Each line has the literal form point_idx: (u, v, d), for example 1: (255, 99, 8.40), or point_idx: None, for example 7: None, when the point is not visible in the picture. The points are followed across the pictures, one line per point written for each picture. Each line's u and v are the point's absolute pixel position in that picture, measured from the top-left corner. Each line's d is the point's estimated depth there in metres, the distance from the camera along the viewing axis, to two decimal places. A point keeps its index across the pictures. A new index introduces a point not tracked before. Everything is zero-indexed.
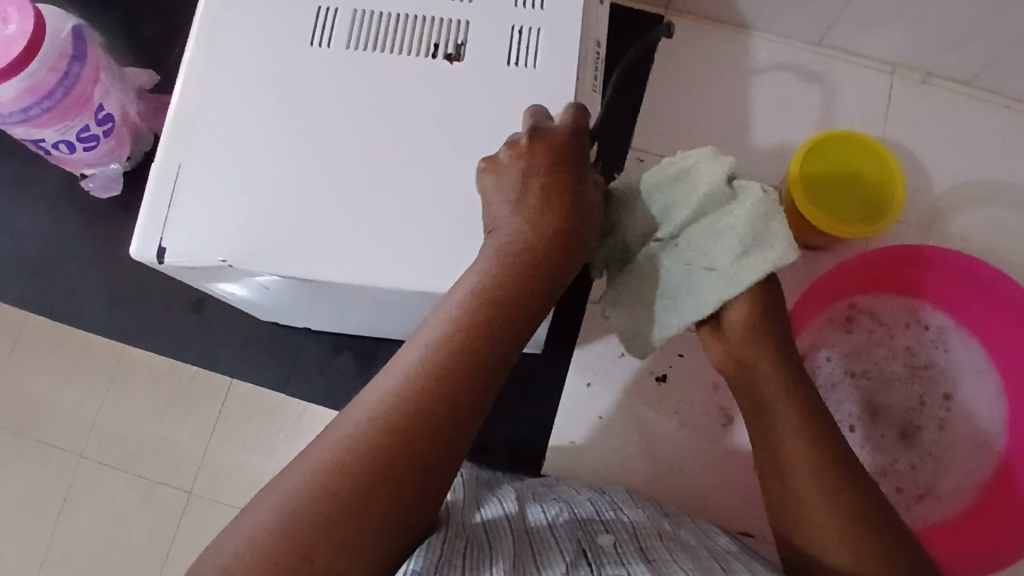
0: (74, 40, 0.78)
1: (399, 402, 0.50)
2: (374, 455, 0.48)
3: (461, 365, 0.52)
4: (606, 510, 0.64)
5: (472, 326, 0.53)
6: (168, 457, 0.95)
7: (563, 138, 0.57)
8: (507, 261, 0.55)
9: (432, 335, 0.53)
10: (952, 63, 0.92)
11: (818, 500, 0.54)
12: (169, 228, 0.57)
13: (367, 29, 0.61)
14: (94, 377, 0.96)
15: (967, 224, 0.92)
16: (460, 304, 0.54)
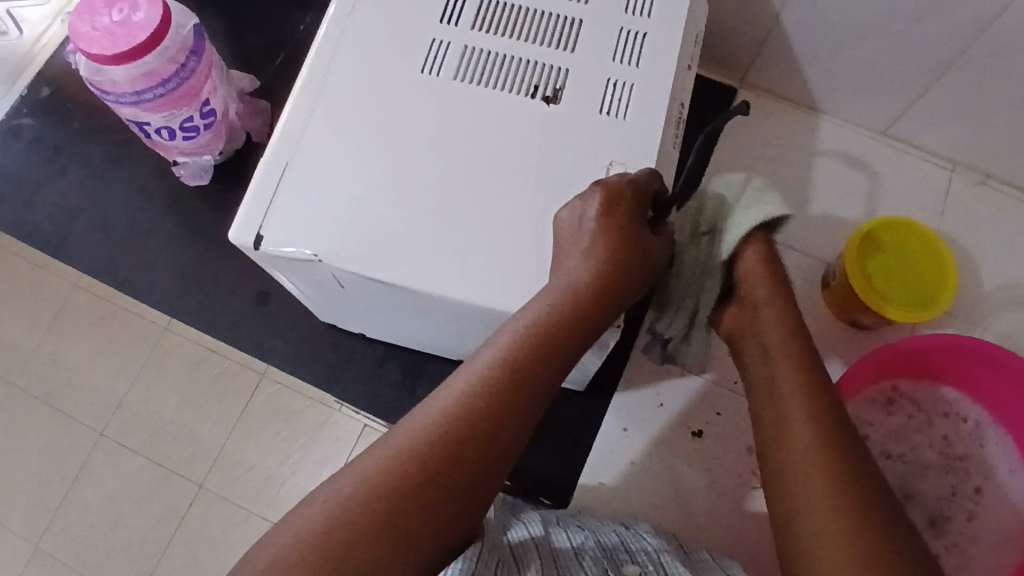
0: (194, 38, 0.85)
1: (468, 402, 0.53)
2: (439, 449, 0.50)
3: (528, 371, 0.54)
4: (629, 540, 0.65)
5: (543, 335, 0.55)
6: (186, 447, 0.97)
7: (645, 181, 0.60)
8: (581, 278, 0.57)
9: (496, 355, 0.55)
10: (1010, 169, 0.95)
11: (825, 508, 0.52)
12: (269, 218, 0.62)
13: (474, 65, 0.66)
14: (129, 361, 1.00)
15: (1013, 327, 0.94)
16: (536, 316, 0.56)
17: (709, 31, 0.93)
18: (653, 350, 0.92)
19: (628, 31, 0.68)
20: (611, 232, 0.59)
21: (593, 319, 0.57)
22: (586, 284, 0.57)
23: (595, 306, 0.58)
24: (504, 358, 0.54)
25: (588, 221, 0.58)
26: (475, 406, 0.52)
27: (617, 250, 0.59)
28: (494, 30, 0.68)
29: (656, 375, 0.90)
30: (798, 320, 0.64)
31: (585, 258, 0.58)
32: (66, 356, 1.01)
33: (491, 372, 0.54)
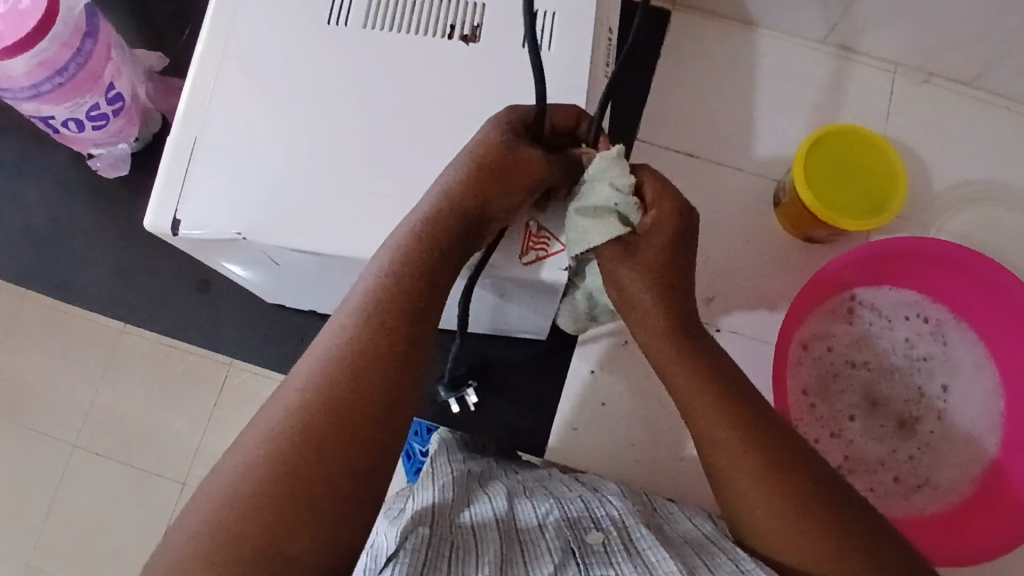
0: (87, 17, 0.78)
1: (347, 340, 0.49)
2: (328, 393, 0.47)
3: (402, 296, 0.51)
4: (595, 506, 0.62)
5: (411, 259, 0.52)
6: (160, 447, 0.94)
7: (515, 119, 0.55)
8: (443, 206, 0.53)
9: (362, 293, 0.51)
10: (952, 64, 0.94)
11: (728, 442, 0.52)
12: (184, 200, 0.58)
13: (384, 11, 0.62)
14: (89, 367, 0.96)
15: (967, 223, 0.94)
16: (401, 243, 0.52)
17: None
18: None
19: None
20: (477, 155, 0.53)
21: (461, 241, 0.54)
22: (450, 212, 0.53)
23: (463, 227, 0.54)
24: (376, 288, 0.51)
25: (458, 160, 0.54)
26: (355, 341, 0.49)
27: (481, 179, 0.53)
28: None
29: None
30: (682, 232, 0.53)
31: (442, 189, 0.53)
32: (20, 371, 0.97)
33: (359, 309, 0.50)
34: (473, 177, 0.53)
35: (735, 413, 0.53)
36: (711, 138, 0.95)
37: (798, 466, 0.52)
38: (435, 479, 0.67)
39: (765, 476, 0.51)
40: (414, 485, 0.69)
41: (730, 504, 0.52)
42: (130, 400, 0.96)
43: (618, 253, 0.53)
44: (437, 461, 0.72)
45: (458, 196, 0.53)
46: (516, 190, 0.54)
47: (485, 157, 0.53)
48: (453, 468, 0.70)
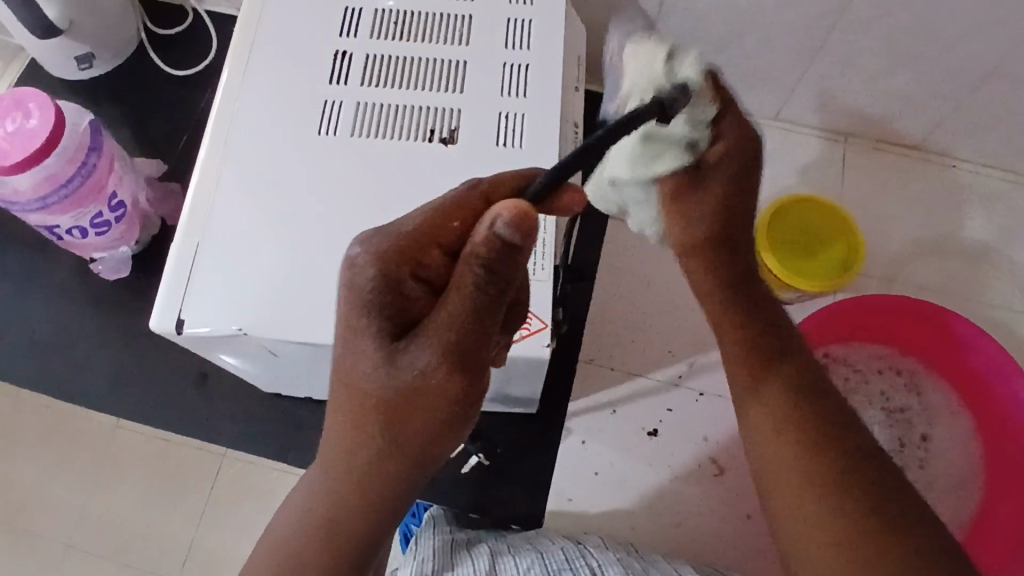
0: (91, 133, 0.84)
1: (340, 478, 0.48)
2: (330, 518, 0.48)
3: (375, 450, 0.46)
4: (574, 559, 0.73)
5: (374, 427, 0.45)
6: (156, 542, 0.96)
7: (381, 282, 0.45)
8: (383, 397, 0.44)
9: (340, 429, 0.47)
10: (897, 131, 1.01)
11: (795, 456, 0.53)
12: (187, 302, 0.62)
13: (369, 120, 0.68)
14: (86, 468, 0.98)
15: (928, 277, 0.99)
16: (357, 412, 0.45)
17: (595, 47, 0.96)
18: (597, 359, 0.94)
19: (511, 64, 0.70)
20: (349, 369, 0.46)
21: (426, 410, 0.44)
22: (394, 401, 0.44)
23: (418, 405, 0.44)
24: (349, 442, 0.46)
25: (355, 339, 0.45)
26: (345, 478, 0.47)
27: (398, 363, 0.44)
28: (383, 83, 0.70)
29: (603, 384, 0.92)
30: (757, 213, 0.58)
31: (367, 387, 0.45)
32: (16, 475, 0.99)
33: (315, 496, 0.49)
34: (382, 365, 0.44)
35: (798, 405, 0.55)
36: None
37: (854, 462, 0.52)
38: (416, 554, 0.75)
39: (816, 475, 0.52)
40: (401, 565, 0.77)
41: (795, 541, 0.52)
42: (128, 498, 0.97)
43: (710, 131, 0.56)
44: (421, 537, 0.78)
45: (389, 390, 0.44)
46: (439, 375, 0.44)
47: (364, 367, 0.45)
48: (434, 539, 0.77)
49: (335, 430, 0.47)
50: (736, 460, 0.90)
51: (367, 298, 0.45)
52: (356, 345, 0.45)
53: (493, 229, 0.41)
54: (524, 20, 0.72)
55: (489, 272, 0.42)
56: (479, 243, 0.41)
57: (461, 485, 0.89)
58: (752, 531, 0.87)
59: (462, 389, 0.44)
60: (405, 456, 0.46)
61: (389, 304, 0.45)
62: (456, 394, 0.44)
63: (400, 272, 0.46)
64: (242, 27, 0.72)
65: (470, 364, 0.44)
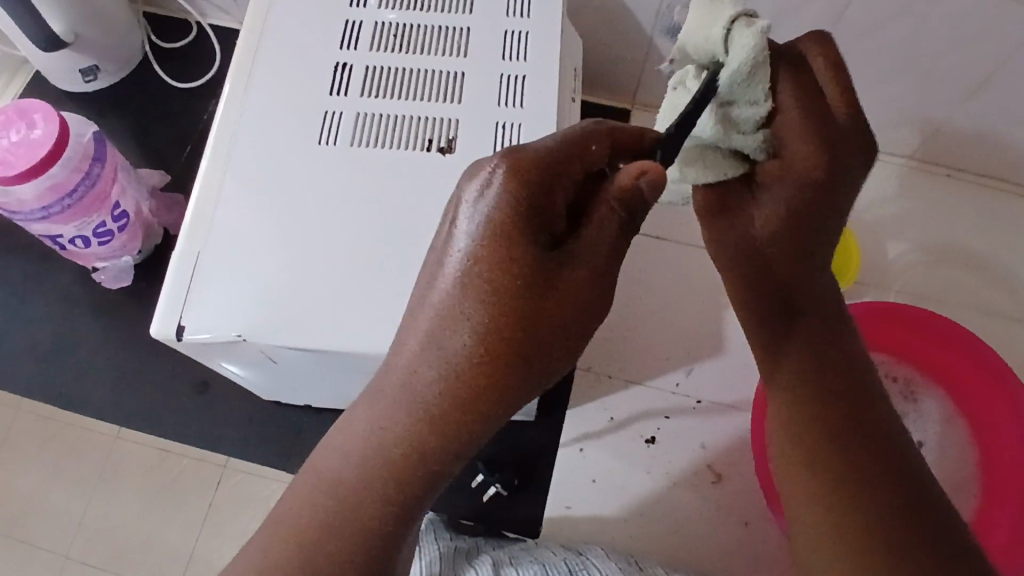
0: (95, 144, 0.85)
1: (416, 421, 0.45)
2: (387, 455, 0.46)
3: (467, 393, 0.44)
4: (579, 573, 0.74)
5: (478, 365, 0.43)
6: (156, 552, 0.96)
7: (516, 200, 0.42)
8: (493, 332, 0.43)
9: (432, 370, 0.44)
10: (892, 141, 1.02)
11: (792, 411, 0.57)
12: (188, 308, 0.62)
13: (368, 130, 0.69)
14: (86, 477, 0.98)
15: (922, 284, 1.00)
16: (464, 348, 0.43)
17: (593, 59, 0.98)
18: (595, 367, 0.94)
19: (508, 75, 0.71)
20: (464, 294, 0.43)
21: (535, 351, 0.44)
22: (508, 336, 0.43)
23: (529, 346, 0.43)
24: (442, 383, 0.44)
25: (475, 258, 0.43)
26: (421, 420, 0.45)
27: (524, 291, 0.43)
28: (382, 94, 0.71)
29: (601, 391, 0.93)
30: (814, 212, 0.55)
31: (480, 320, 0.43)
32: (16, 485, 0.99)
33: (381, 435, 0.46)
34: (505, 290, 0.43)
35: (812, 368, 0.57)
36: (680, 219, 1.00)
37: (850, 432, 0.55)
38: (422, 557, 0.76)
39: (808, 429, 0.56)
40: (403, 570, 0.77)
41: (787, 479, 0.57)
42: (129, 507, 0.97)
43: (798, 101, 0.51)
44: (423, 543, 0.79)
45: (503, 323, 0.43)
46: (562, 310, 0.44)
47: (489, 293, 0.43)
48: (440, 544, 0.79)
49: (423, 367, 0.44)
50: (734, 467, 0.90)
51: (505, 223, 0.42)
52: (485, 266, 0.42)
53: (635, 182, 0.44)
54: (522, 33, 0.73)
55: (626, 216, 0.45)
56: (624, 190, 0.44)
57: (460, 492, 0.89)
58: (749, 537, 0.87)
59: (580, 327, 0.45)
60: (507, 398, 0.44)
61: (530, 228, 0.43)
62: (577, 333, 0.45)
63: (539, 193, 0.43)
64: (244, 38, 0.74)
65: (595, 303, 0.45)
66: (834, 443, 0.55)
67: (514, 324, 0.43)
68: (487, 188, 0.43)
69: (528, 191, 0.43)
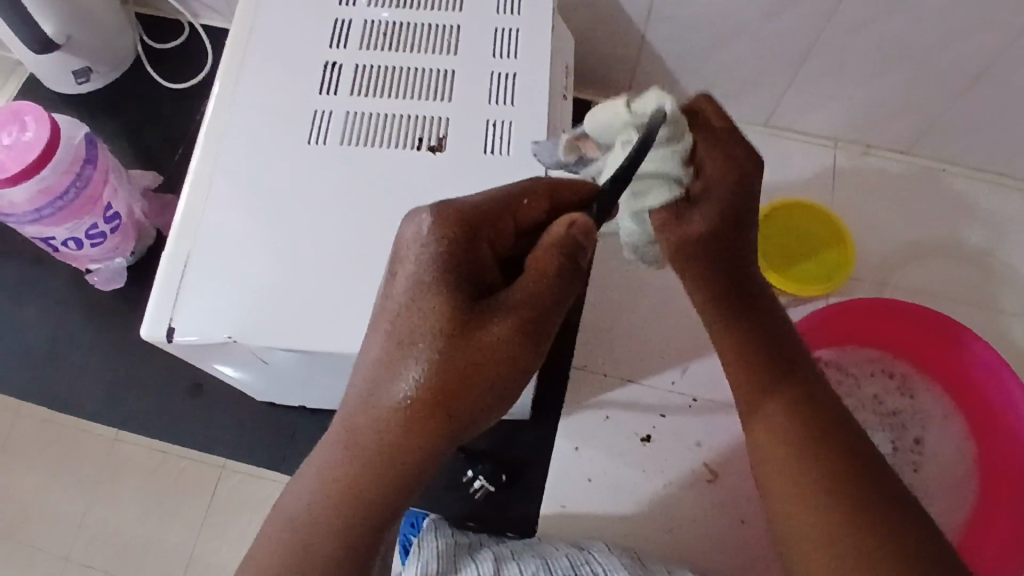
0: (86, 145, 0.85)
1: (364, 452, 0.46)
2: (343, 490, 0.47)
3: (413, 426, 0.45)
4: (580, 568, 0.75)
5: (417, 401, 0.44)
6: (153, 555, 0.96)
7: (445, 240, 0.46)
8: (429, 370, 0.44)
9: (377, 405, 0.45)
10: (886, 136, 1.01)
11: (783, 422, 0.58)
12: (177, 310, 0.62)
13: (358, 129, 0.69)
14: (83, 480, 0.99)
15: (918, 280, 1.00)
16: (403, 388, 0.44)
17: (585, 56, 0.97)
18: (591, 365, 0.94)
19: (498, 73, 0.71)
20: (404, 326, 0.45)
21: (475, 389, 0.44)
22: (444, 374, 0.44)
23: (467, 387, 0.44)
24: (382, 420, 0.45)
25: (408, 295, 0.45)
26: (369, 453, 0.46)
27: (457, 328, 0.44)
28: (372, 92, 0.70)
29: (597, 389, 0.93)
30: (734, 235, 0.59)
31: (415, 360, 0.44)
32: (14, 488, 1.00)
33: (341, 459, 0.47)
34: (438, 332, 0.44)
35: (790, 386, 0.60)
36: None
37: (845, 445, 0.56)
38: (421, 557, 0.76)
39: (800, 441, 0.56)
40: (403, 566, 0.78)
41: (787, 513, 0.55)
42: (127, 509, 0.98)
43: (709, 127, 0.57)
44: (422, 540, 0.79)
45: (440, 361, 0.44)
46: (501, 349, 0.45)
47: (422, 328, 0.44)
48: (439, 541, 0.79)
49: (370, 395, 0.45)
50: (731, 464, 0.90)
51: (438, 261, 0.45)
52: (420, 304, 0.45)
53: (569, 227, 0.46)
54: (511, 30, 0.73)
55: (564, 255, 0.46)
56: (559, 235, 0.46)
57: (456, 492, 0.89)
58: (747, 535, 0.87)
59: (522, 361, 0.45)
60: (444, 428, 0.45)
61: (458, 270, 0.46)
62: (512, 369, 0.45)
63: (464, 240, 0.47)
64: (233, 38, 0.73)
65: (533, 340, 0.45)
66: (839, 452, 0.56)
67: (453, 360, 0.44)
68: (417, 231, 0.47)
69: (457, 235, 0.46)
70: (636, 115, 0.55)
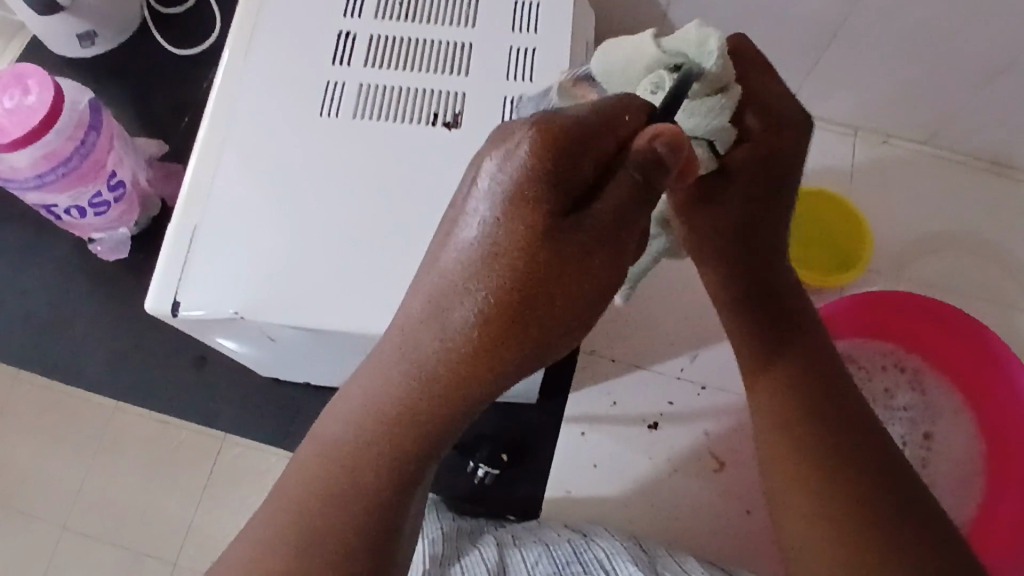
0: (90, 111, 0.83)
1: (411, 393, 0.42)
2: (381, 433, 0.44)
3: (472, 368, 0.41)
4: (582, 550, 0.74)
5: (481, 337, 0.40)
6: (151, 525, 0.97)
7: (536, 155, 0.38)
8: (497, 303, 0.39)
9: (435, 341, 0.41)
10: (907, 126, 0.99)
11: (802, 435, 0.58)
12: (184, 283, 0.61)
13: (372, 101, 0.67)
14: (82, 450, 0.99)
15: (933, 273, 0.98)
16: (466, 322, 0.40)
17: (603, 34, 0.95)
18: (599, 350, 0.93)
19: (517, 47, 0.69)
20: (480, 255, 0.40)
21: (542, 327, 0.40)
22: (513, 308, 0.39)
23: (536, 326, 0.40)
24: (442, 359, 0.41)
25: (484, 215, 0.40)
26: (418, 394, 0.42)
27: (535, 259, 0.39)
28: (387, 64, 0.68)
29: (605, 375, 0.92)
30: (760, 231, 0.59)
31: (484, 290, 0.39)
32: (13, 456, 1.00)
33: (383, 397, 0.43)
34: (514, 259, 0.39)
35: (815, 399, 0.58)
36: None
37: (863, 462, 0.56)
38: (423, 538, 0.77)
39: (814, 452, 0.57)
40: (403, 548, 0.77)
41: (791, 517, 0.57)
42: (126, 478, 0.98)
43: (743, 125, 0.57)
44: (422, 524, 0.79)
45: (511, 294, 0.39)
46: (578, 283, 0.40)
47: (499, 259, 0.39)
48: (441, 524, 0.79)
49: (434, 331, 0.41)
50: (738, 454, 0.89)
51: (524, 180, 0.39)
52: (502, 232, 0.39)
53: (654, 144, 0.40)
54: (532, 4, 0.71)
55: (644, 181, 0.41)
56: (644, 152, 0.40)
57: (460, 474, 0.88)
58: (752, 525, 0.86)
59: (595, 302, 0.41)
60: (498, 375, 0.41)
61: (548, 191, 0.39)
62: (579, 313, 0.41)
63: (563, 160, 0.39)
64: (244, 4, 0.71)
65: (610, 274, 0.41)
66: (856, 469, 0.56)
67: (526, 294, 0.39)
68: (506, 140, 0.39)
69: (548, 149, 0.39)
70: (669, 55, 0.50)
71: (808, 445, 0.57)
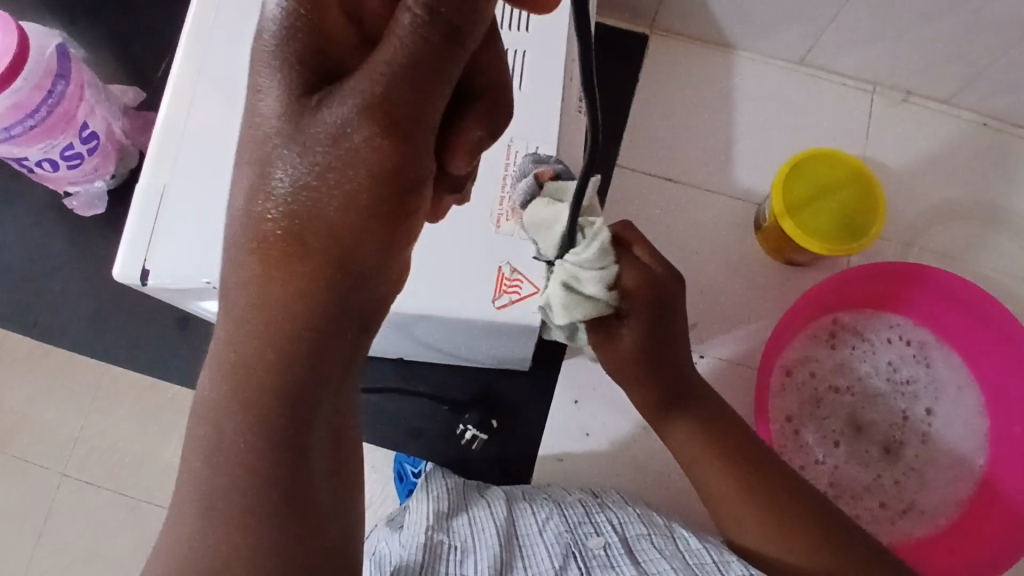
0: (58, 58, 0.78)
1: (241, 322, 0.38)
2: (231, 392, 0.39)
3: (288, 268, 0.36)
4: (595, 511, 0.74)
5: (292, 231, 0.36)
6: (150, 473, 0.98)
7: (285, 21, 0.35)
8: (298, 190, 0.35)
9: (242, 248, 0.37)
10: (929, 83, 0.93)
11: (725, 474, 0.65)
12: (153, 249, 0.58)
13: None
14: (79, 399, 0.99)
15: (945, 242, 0.94)
16: (270, 219, 0.36)
17: None
18: None
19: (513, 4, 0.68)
20: (258, 145, 0.36)
21: (356, 206, 0.35)
22: (313, 194, 0.35)
23: (350, 207, 0.35)
24: (256, 267, 0.37)
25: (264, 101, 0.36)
26: (248, 320, 0.38)
27: (325, 134, 0.34)
28: None
29: None
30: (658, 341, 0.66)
31: (283, 178, 0.35)
32: (10, 402, 1.00)
33: (225, 343, 0.39)
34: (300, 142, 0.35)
35: (727, 444, 0.67)
36: (688, 165, 0.95)
37: (786, 483, 0.65)
38: (430, 489, 0.76)
39: (737, 482, 0.65)
40: (410, 500, 0.77)
41: (739, 531, 0.64)
42: (125, 427, 0.99)
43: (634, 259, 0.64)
44: (432, 475, 0.79)
45: (307, 178, 0.35)
46: (381, 152, 0.34)
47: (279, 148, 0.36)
48: (448, 479, 0.79)
49: (233, 236, 0.38)
50: None
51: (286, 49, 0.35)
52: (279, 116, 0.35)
53: None
54: None
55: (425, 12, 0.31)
56: None
57: (449, 439, 0.86)
58: None
59: (404, 182, 0.35)
60: (318, 272, 0.36)
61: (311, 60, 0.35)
62: (397, 187, 0.35)
63: (315, 26, 0.35)
64: None
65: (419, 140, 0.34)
66: (781, 492, 0.64)
67: (332, 174, 0.35)
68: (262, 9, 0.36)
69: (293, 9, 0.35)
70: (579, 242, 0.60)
71: (734, 482, 0.65)
